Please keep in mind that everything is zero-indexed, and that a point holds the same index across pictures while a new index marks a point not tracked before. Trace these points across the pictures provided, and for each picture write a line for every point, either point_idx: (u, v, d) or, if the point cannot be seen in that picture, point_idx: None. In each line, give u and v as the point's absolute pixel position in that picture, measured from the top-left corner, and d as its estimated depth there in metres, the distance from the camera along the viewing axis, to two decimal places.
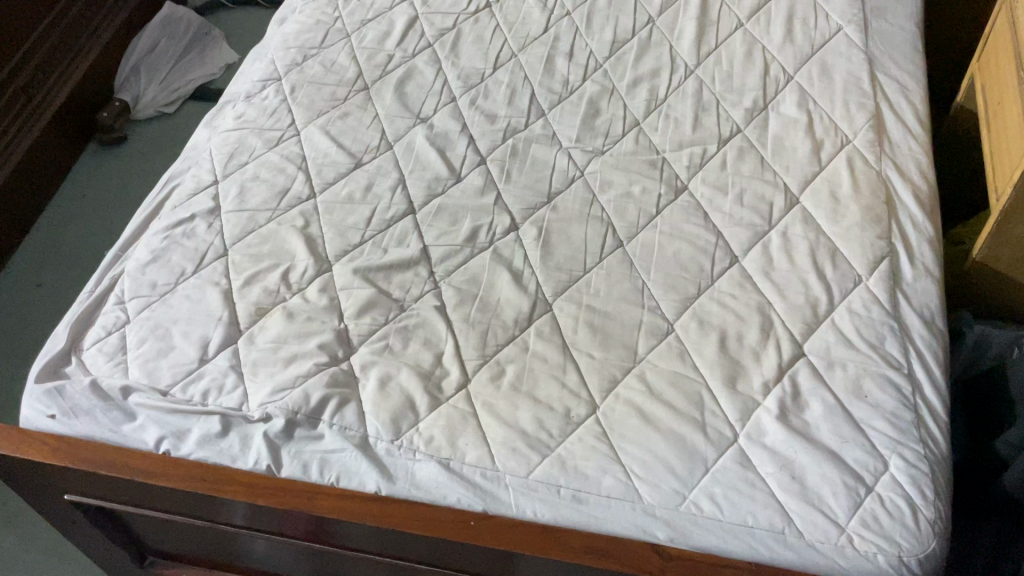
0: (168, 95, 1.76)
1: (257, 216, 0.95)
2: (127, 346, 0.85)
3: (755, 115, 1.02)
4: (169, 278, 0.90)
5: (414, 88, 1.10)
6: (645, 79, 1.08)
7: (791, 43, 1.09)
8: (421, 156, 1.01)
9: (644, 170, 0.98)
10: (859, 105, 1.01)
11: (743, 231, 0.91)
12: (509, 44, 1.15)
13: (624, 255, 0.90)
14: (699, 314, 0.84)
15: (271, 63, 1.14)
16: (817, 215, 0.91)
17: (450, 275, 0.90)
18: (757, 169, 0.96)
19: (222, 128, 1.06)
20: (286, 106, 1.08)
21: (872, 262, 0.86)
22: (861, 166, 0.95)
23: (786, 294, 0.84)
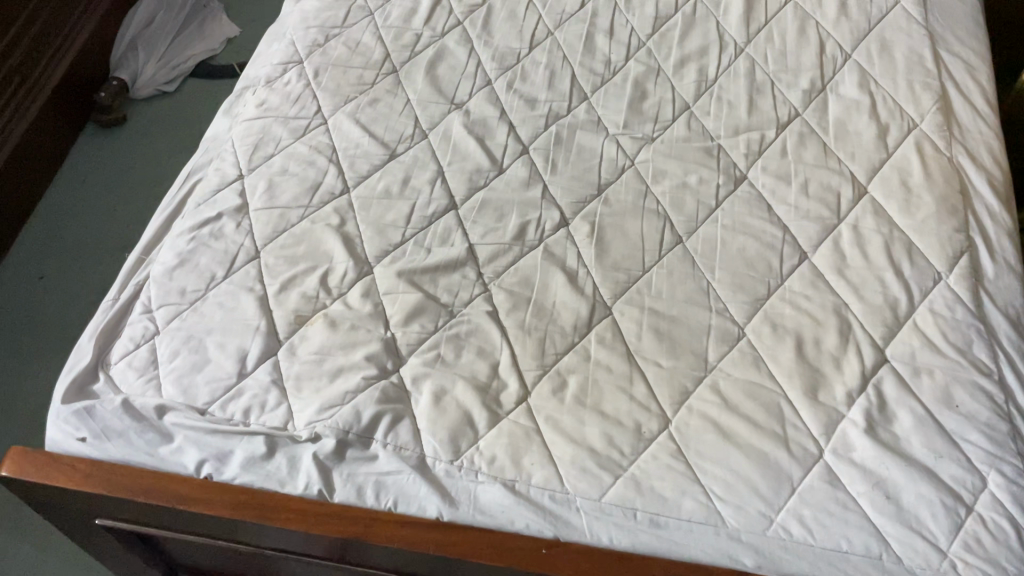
0: (168, 73, 1.67)
1: (289, 214, 0.89)
2: (159, 360, 0.79)
3: (814, 97, 0.96)
4: (199, 284, 0.84)
5: (447, 71, 1.03)
6: (692, 59, 1.02)
7: (847, 17, 1.03)
8: (460, 146, 0.95)
9: (700, 159, 0.92)
10: (924, 85, 0.95)
11: (811, 225, 0.85)
12: (544, 21, 1.08)
13: (685, 252, 0.85)
14: (772, 318, 0.79)
15: (291, 44, 1.07)
16: (889, 206, 0.86)
17: (500, 277, 0.84)
18: (821, 156, 0.91)
19: (243, 116, 0.99)
20: (310, 91, 1.01)
21: (952, 258, 0.81)
22: (932, 152, 0.89)
23: (863, 294, 0.80)
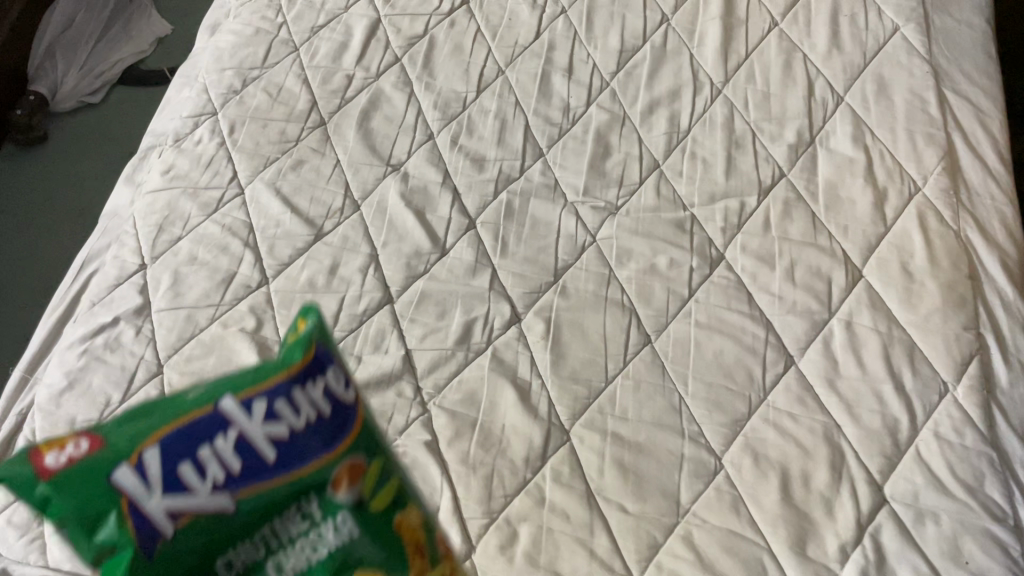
0: (91, 82, 1.51)
1: (196, 316, 0.77)
2: (44, 512, 0.69)
3: (801, 152, 0.84)
4: (90, 411, 0.72)
5: (382, 123, 0.90)
6: (662, 103, 0.89)
7: (839, 49, 0.90)
8: (396, 221, 0.82)
9: (670, 235, 0.80)
10: (928, 137, 0.83)
11: (798, 321, 0.74)
12: (493, 57, 0.94)
13: (654, 357, 0.73)
14: (753, 445, 0.68)
15: (203, 91, 0.93)
16: (887, 297, 0.75)
17: (441, 393, 0.73)
18: (810, 231, 0.79)
19: (146, 187, 0.87)
20: (224, 152, 0.88)
21: (959, 364, 0.71)
22: (936, 225, 0.78)
23: (857, 414, 0.69)
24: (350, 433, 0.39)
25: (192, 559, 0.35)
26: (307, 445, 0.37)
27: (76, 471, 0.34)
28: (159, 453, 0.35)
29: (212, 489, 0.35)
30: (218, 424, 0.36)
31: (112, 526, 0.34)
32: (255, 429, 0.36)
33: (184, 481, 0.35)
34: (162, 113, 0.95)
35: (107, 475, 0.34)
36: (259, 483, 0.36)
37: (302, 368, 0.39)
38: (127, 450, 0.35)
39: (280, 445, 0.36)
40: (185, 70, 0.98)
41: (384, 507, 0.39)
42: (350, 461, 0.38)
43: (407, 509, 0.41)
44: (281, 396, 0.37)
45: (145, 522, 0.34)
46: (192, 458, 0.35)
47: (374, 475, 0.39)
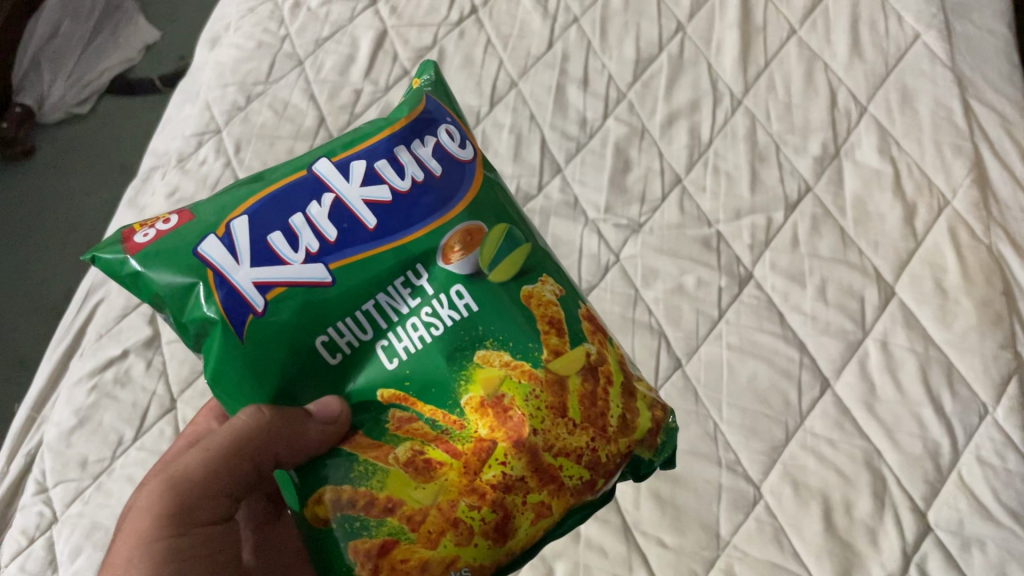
0: (79, 92, 1.47)
1: None
2: (58, 558, 0.66)
3: (826, 165, 0.82)
4: (102, 451, 0.70)
5: None
6: (682, 115, 0.86)
7: (860, 58, 0.88)
8: None
9: (697, 253, 0.78)
10: (955, 148, 0.81)
11: (832, 342, 0.72)
12: (505, 68, 0.91)
13: (686, 382, 0.71)
14: (792, 473, 0.66)
15: (206, 108, 0.90)
16: (921, 315, 0.73)
17: None
18: (839, 247, 0.77)
19: (151, 211, 0.84)
20: (231, 173, 0.85)
21: (998, 385, 0.69)
22: (969, 239, 0.76)
23: (898, 439, 0.67)
24: (456, 208, 0.52)
25: (291, 322, 0.48)
26: (401, 210, 0.50)
27: (161, 244, 0.49)
28: (244, 220, 0.50)
29: (304, 257, 0.48)
30: (314, 184, 0.51)
31: (203, 299, 0.48)
32: (351, 194, 0.51)
33: (270, 243, 0.49)
34: (162, 132, 0.92)
35: (192, 248, 0.49)
36: (346, 257, 0.49)
37: (406, 130, 0.54)
38: (215, 222, 0.50)
39: (376, 209, 0.50)
40: (185, 86, 0.95)
41: (506, 276, 0.51)
42: (462, 227, 0.51)
43: (540, 287, 0.52)
44: (388, 159, 0.52)
45: (228, 291, 0.48)
46: (281, 229, 0.49)
47: (494, 242, 0.52)
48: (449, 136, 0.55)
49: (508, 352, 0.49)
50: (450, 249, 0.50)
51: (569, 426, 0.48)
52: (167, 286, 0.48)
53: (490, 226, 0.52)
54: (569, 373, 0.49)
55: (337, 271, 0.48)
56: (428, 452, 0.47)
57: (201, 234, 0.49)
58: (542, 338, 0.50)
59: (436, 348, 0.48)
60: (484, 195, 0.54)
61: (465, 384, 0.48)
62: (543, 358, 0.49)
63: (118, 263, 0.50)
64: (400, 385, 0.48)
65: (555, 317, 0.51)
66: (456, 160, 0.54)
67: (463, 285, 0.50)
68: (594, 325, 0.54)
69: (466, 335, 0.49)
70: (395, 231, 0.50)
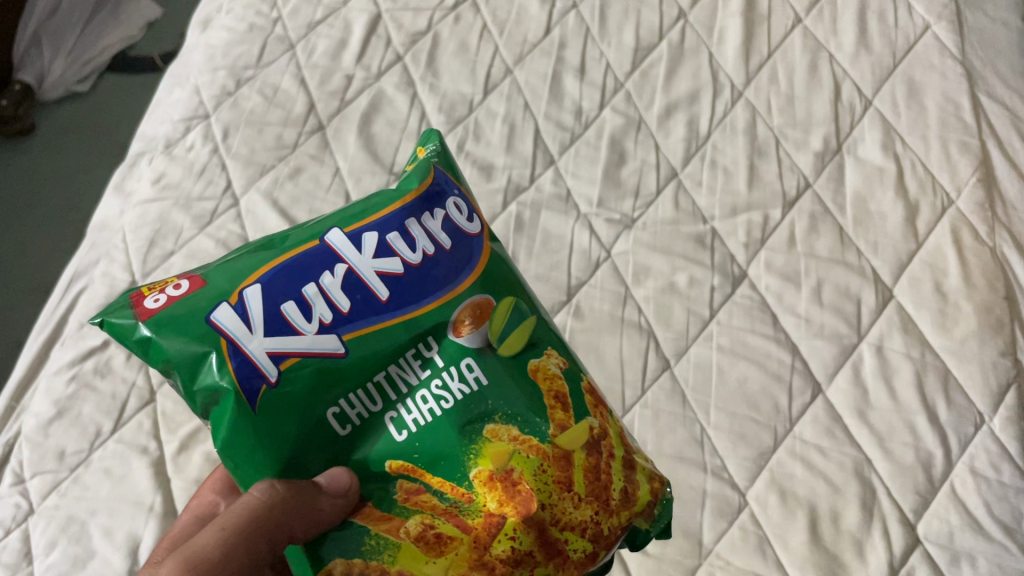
0: (79, 70, 1.47)
1: None
2: (33, 551, 0.65)
3: (827, 161, 0.80)
4: (80, 443, 0.69)
5: (384, 127, 0.86)
6: (680, 106, 0.84)
7: (867, 49, 0.85)
8: None
9: (690, 250, 0.76)
10: (961, 145, 0.79)
11: (826, 346, 0.70)
12: (501, 55, 0.89)
13: (673, 384, 0.70)
14: (779, 481, 0.65)
15: (194, 92, 0.89)
16: (920, 319, 0.71)
17: None
18: (837, 247, 0.75)
19: (137, 198, 0.82)
20: (218, 160, 0.84)
21: (995, 394, 0.67)
22: (971, 241, 0.74)
23: (889, 448, 0.65)
24: (466, 280, 0.49)
25: (305, 398, 0.45)
26: (415, 283, 0.48)
27: (174, 310, 0.46)
28: (257, 288, 0.46)
29: (319, 329, 0.45)
30: (326, 254, 0.48)
31: (216, 367, 0.44)
32: (363, 265, 0.48)
33: (283, 313, 0.45)
34: (151, 115, 0.91)
35: (204, 315, 0.45)
36: (361, 329, 0.46)
37: (418, 199, 0.51)
38: (228, 289, 0.47)
39: (389, 279, 0.47)
40: (175, 70, 0.94)
41: (514, 352, 0.49)
42: (472, 300, 0.49)
43: (545, 360, 0.51)
44: (400, 231, 0.49)
45: (242, 361, 0.44)
46: (294, 298, 0.46)
47: (504, 313, 0.50)
48: (458, 207, 0.52)
49: (517, 426, 0.46)
50: (462, 322, 0.48)
51: (575, 501, 0.46)
52: (179, 354, 0.45)
53: (499, 298, 0.50)
54: (575, 447, 0.47)
55: (351, 342, 0.46)
56: (438, 527, 0.44)
57: (213, 301, 0.46)
58: (549, 413, 0.48)
59: (446, 421, 0.46)
60: (492, 267, 0.51)
61: (474, 457, 0.45)
62: (551, 434, 0.47)
63: (128, 330, 0.46)
64: (409, 457, 0.45)
65: (561, 391, 0.50)
66: (467, 232, 0.51)
67: (474, 358, 0.47)
68: (597, 395, 0.53)
69: (476, 410, 0.46)
70: (408, 304, 0.47)
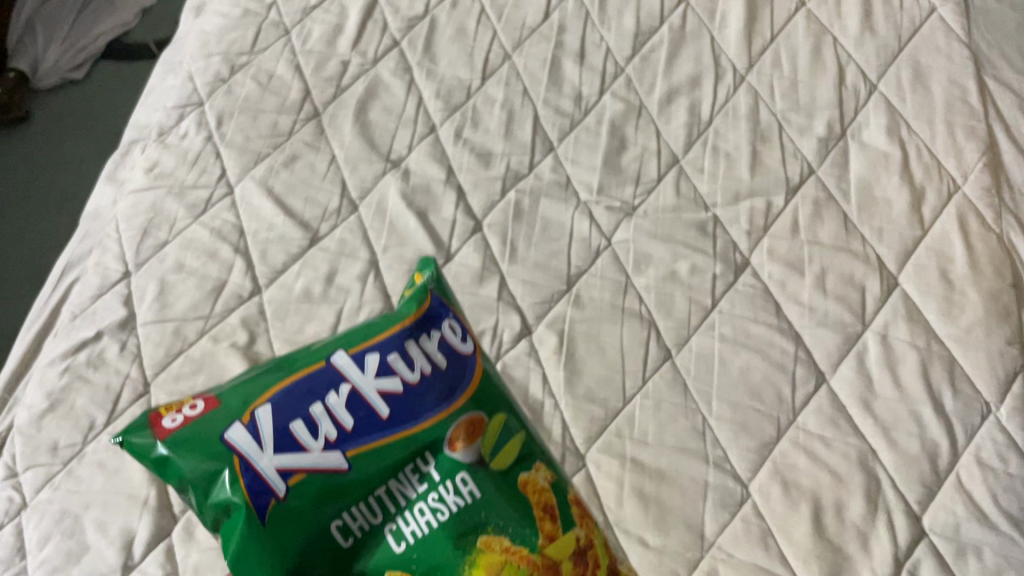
0: (74, 57, 1.46)
1: (186, 329, 0.72)
2: (26, 545, 0.64)
3: (831, 146, 0.78)
4: (73, 436, 0.68)
5: (380, 114, 0.84)
6: (682, 91, 0.83)
7: (871, 33, 0.84)
8: (398, 224, 0.77)
9: (691, 238, 0.74)
10: (967, 130, 0.77)
11: (830, 335, 0.69)
12: (499, 40, 0.87)
13: (675, 374, 0.69)
14: (782, 472, 0.64)
15: (188, 79, 0.87)
16: (925, 307, 0.70)
17: None
18: (841, 234, 0.74)
19: (130, 186, 0.81)
20: (212, 147, 0.83)
21: (1002, 383, 0.66)
22: (978, 227, 0.72)
23: (894, 439, 0.64)
24: (463, 391, 0.48)
25: (311, 515, 0.43)
26: (416, 400, 0.46)
27: (187, 431, 0.45)
28: (267, 409, 0.45)
29: (324, 447, 0.44)
30: (329, 373, 0.47)
31: (228, 484, 0.43)
32: (365, 384, 0.46)
33: (292, 432, 0.44)
34: (144, 103, 0.89)
35: (218, 436, 0.45)
36: (365, 443, 0.45)
37: (417, 319, 0.49)
38: (239, 409, 0.46)
39: (390, 397, 0.46)
40: (168, 56, 0.92)
41: (508, 462, 0.48)
42: (468, 415, 0.48)
43: (535, 467, 0.50)
44: (397, 350, 0.48)
45: (253, 478, 0.43)
46: (302, 416, 0.45)
47: (495, 431, 0.49)
48: (453, 328, 0.50)
49: (508, 536, 0.45)
50: (456, 439, 0.47)
51: None
52: (192, 473, 0.44)
53: (490, 415, 0.49)
54: (561, 535, 0.47)
55: (354, 459, 0.44)
56: None
57: (225, 421, 0.45)
58: (538, 523, 0.47)
59: (444, 534, 0.44)
60: (489, 392, 0.50)
61: (468, 566, 0.44)
62: (540, 543, 0.46)
63: (144, 448, 0.45)
64: (405, 568, 0.44)
65: (550, 503, 0.48)
66: (462, 352, 0.50)
67: (468, 472, 0.46)
68: (582, 505, 0.51)
69: (470, 519, 0.45)
70: (407, 421, 0.46)
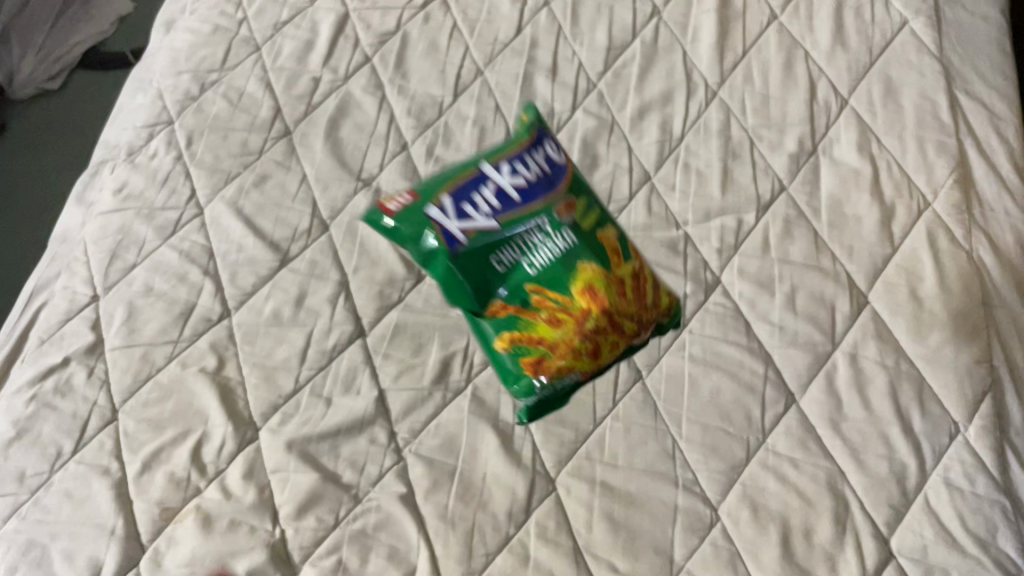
0: (50, 67, 1.44)
1: (154, 354, 0.72)
2: None
3: (802, 163, 0.78)
4: (40, 465, 0.68)
5: (351, 131, 0.84)
6: (654, 107, 0.82)
7: (843, 47, 0.84)
8: (368, 245, 0.77)
9: (662, 257, 0.74)
10: (938, 146, 0.77)
11: (800, 354, 0.69)
12: (471, 55, 0.87)
13: (645, 395, 0.68)
14: (751, 495, 0.64)
15: (158, 97, 0.87)
16: (895, 326, 0.70)
17: (417, 438, 0.68)
18: (812, 252, 0.73)
19: (99, 208, 0.81)
20: (181, 167, 0.82)
21: (971, 402, 0.66)
22: (947, 245, 0.72)
23: (863, 460, 0.64)
24: (562, 183, 0.60)
25: (486, 251, 0.56)
26: (536, 189, 0.58)
27: (407, 211, 0.57)
28: (448, 198, 0.58)
29: (486, 216, 0.56)
30: (478, 177, 0.59)
31: (431, 239, 0.56)
32: (505, 181, 0.58)
33: (458, 204, 0.57)
34: (114, 122, 0.89)
35: (422, 212, 0.57)
36: (513, 213, 0.57)
37: (528, 142, 0.62)
38: (428, 198, 0.58)
39: (522, 185, 0.58)
40: (138, 73, 0.92)
41: (593, 223, 0.59)
42: (569, 199, 0.59)
43: (614, 240, 0.59)
44: (519, 158, 0.60)
45: (445, 229, 0.56)
46: (468, 200, 0.57)
47: (585, 207, 0.60)
48: (548, 148, 0.62)
49: (597, 262, 0.56)
50: (559, 207, 0.58)
51: (626, 301, 0.57)
52: (410, 235, 0.57)
53: (576, 196, 0.60)
54: (664, 297, 0.62)
55: (504, 221, 0.56)
56: (552, 312, 0.56)
57: (425, 204, 0.58)
58: (610, 254, 0.58)
59: (570, 252, 0.56)
60: (579, 189, 0.61)
61: (574, 279, 0.56)
62: (613, 261, 0.57)
63: (387, 227, 0.58)
64: (540, 281, 0.56)
65: (611, 242, 0.59)
66: (556, 162, 0.61)
67: (571, 227, 0.57)
68: (640, 254, 0.61)
69: (575, 253, 0.56)
70: (532, 200, 0.57)
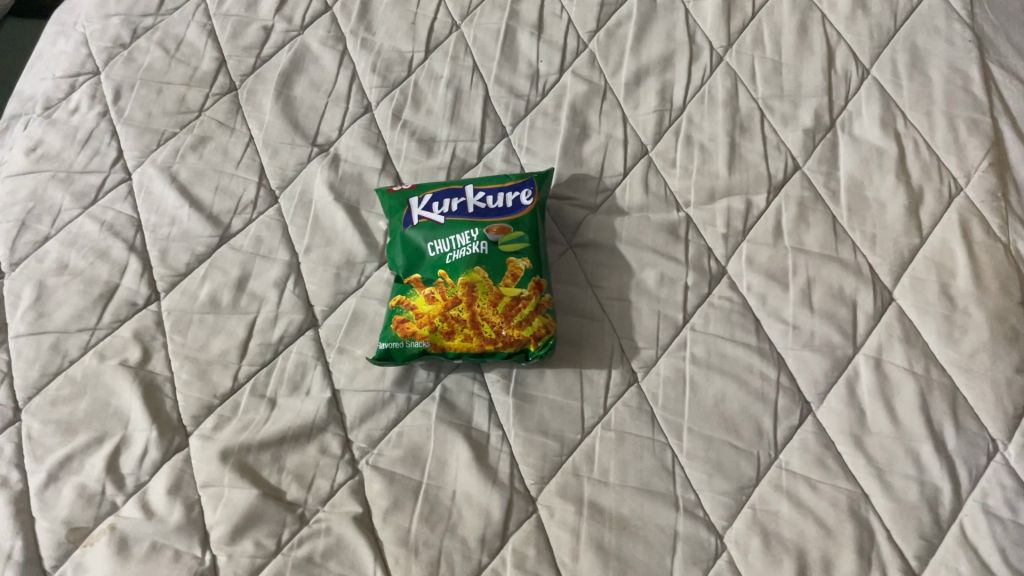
0: None
1: (66, 344, 0.61)
2: None
3: (818, 139, 0.69)
4: None
5: (307, 90, 0.73)
6: (652, 72, 0.73)
7: (864, 10, 0.75)
8: (324, 220, 0.67)
9: (661, 242, 0.65)
10: (971, 123, 0.68)
11: (817, 358, 0.60)
12: (446, 8, 0.77)
13: (641, 402, 0.59)
14: (761, 521, 0.55)
15: (82, 44, 0.75)
16: (923, 328, 0.61)
17: (375, 448, 0.58)
18: (829, 241, 0.65)
19: (8, 169, 0.69)
20: (107, 125, 0.71)
21: (1010, 418, 0.58)
22: (982, 236, 0.64)
23: (890, 482, 0.56)
24: (514, 214, 0.63)
25: (423, 236, 0.63)
26: (487, 215, 0.63)
27: (394, 197, 0.66)
28: (425, 200, 0.65)
29: (438, 216, 0.64)
30: (453, 192, 0.65)
31: (394, 218, 0.65)
32: (470, 198, 0.64)
33: (427, 197, 0.65)
34: (31, 71, 0.77)
35: (398, 192, 0.66)
36: (460, 220, 0.63)
37: (514, 184, 0.65)
38: (413, 188, 0.66)
39: (478, 212, 0.64)
40: (61, 16, 0.80)
41: (519, 252, 0.62)
42: (505, 224, 0.62)
43: (533, 279, 0.61)
44: (496, 194, 0.64)
45: (407, 218, 0.64)
46: (440, 195, 0.65)
47: (521, 237, 0.62)
48: (514, 199, 0.64)
49: (489, 274, 0.61)
50: (496, 229, 0.62)
51: (457, 316, 0.60)
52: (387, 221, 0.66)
53: (519, 228, 0.62)
54: (538, 338, 0.59)
55: (449, 221, 0.63)
56: (415, 295, 0.61)
57: (408, 195, 0.65)
58: (504, 281, 0.60)
59: (468, 260, 0.61)
60: (533, 237, 0.62)
61: (454, 279, 0.61)
62: (501, 284, 0.60)
63: (381, 194, 0.67)
64: (433, 270, 0.62)
65: (524, 271, 0.61)
66: (522, 205, 0.64)
67: (487, 243, 0.62)
68: (546, 297, 0.61)
69: (473, 263, 0.61)
70: (486, 217, 0.63)
